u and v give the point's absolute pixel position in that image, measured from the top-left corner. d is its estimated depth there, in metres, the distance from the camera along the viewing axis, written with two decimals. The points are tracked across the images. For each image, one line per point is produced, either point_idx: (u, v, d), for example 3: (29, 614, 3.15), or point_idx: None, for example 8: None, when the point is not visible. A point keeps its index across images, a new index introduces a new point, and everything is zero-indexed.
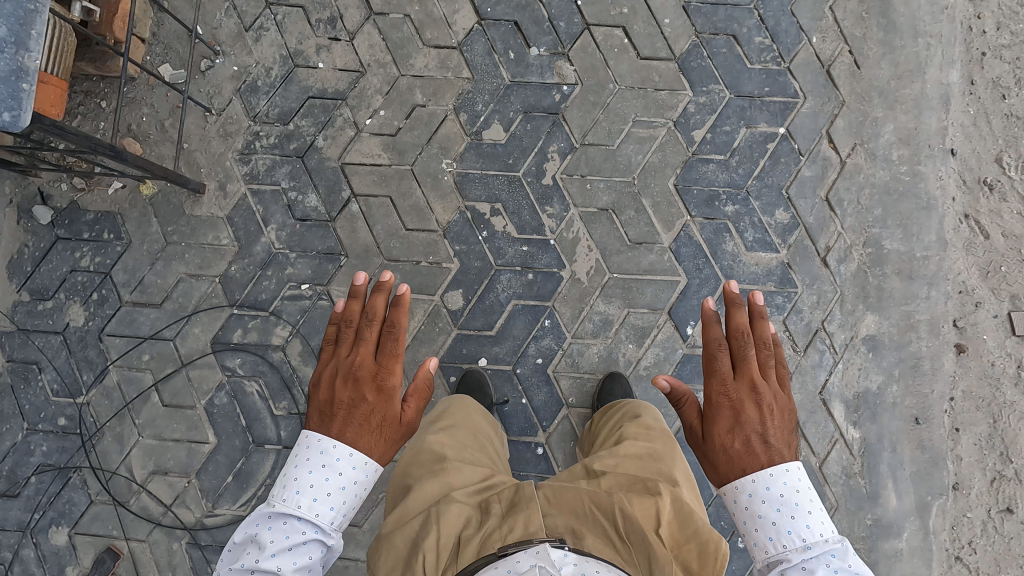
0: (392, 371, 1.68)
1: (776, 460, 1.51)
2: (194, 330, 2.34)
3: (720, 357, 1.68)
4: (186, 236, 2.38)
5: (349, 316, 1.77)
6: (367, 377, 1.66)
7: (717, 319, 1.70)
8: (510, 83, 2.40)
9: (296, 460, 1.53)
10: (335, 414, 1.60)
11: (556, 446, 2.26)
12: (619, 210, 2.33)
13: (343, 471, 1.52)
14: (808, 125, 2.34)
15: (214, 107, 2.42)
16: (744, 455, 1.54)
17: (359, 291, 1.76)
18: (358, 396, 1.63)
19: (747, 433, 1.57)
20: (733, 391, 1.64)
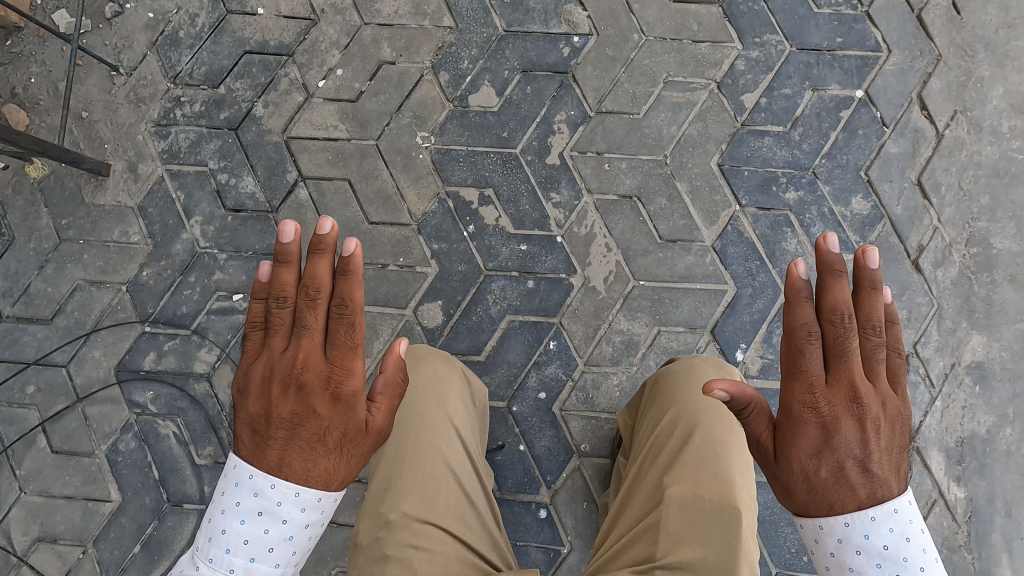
0: (350, 371, 1.05)
1: (881, 498, 0.96)
2: (93, 353, 1.81)
3: (807, 344, 1.05)
4: (85, 231, 1.84)
5: (281, 289, 1.08)
6: (316, 384, 1.04)
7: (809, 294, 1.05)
8: (505, 34, 1.85)
9: (222, 503, 0.97)
10: (269, 443, 1.01)
11: (565, 507, 1.72)
12: (647, 198, 1.78)
13: (288, 519, 0.97)
14: (894, 87, 1.80)
15: (122, 64, 1.87)
16: (832, 488, 0.99)
17: (289, 250, 1.07)
18: (304, 411, 1.02)
19: (839, 458, 1.00)
20: (824, 399, 1.03)
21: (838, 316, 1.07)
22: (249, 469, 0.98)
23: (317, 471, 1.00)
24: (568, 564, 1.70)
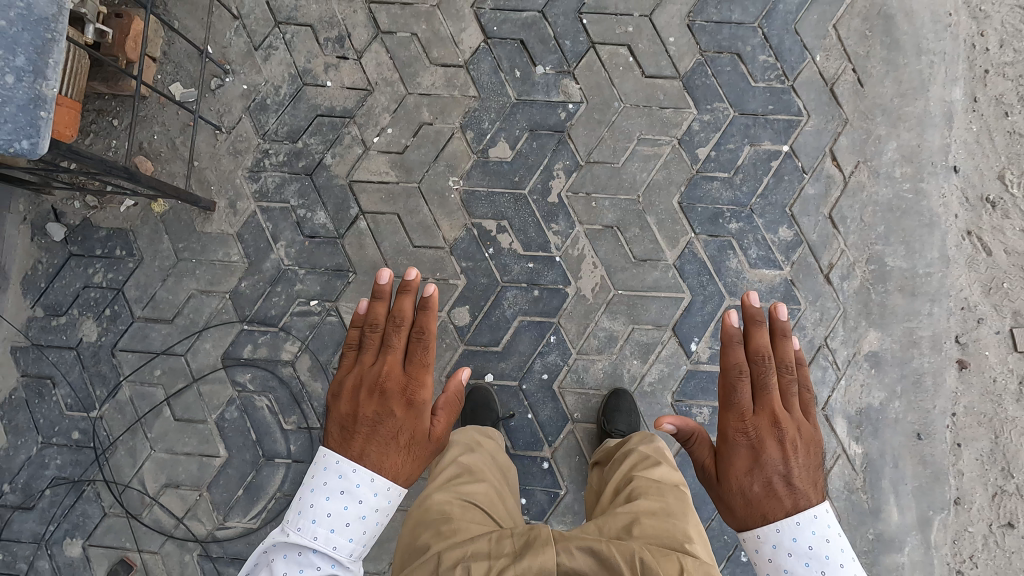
0: (422, 384, 1.53)
1: (801, 505, 1.41)
2: (205, 345, 2.38)
3: (738, 388, 1.57)
4: (196, 252, 2.42)
5: (374, 319, 1.63)
6: (395, 390, 1.50)
7: (737, 340, 1.62)
8: (516, 102, 2.42)
9: (312, 482, 1.40)
10: (355, 432, 1.45)
11: (562, 460, 2.29)
12: (624, 227, 2.35)
13: (363, 499, 1.39)
14: (812, 143, 2.37)
15: (223, 125, 2.45)
16: (764, 500, 1.43)
17: (382, 291, 1.64)
18: (383, 411, 1.47)
19: (768, 474, 1.45)
20: (752, 424, 1.52)
21: (760, 356, 1.61)
22: (336, 456, 1.42)
23: (388, 462, 1.42)
24: (565, 502, 2.27)
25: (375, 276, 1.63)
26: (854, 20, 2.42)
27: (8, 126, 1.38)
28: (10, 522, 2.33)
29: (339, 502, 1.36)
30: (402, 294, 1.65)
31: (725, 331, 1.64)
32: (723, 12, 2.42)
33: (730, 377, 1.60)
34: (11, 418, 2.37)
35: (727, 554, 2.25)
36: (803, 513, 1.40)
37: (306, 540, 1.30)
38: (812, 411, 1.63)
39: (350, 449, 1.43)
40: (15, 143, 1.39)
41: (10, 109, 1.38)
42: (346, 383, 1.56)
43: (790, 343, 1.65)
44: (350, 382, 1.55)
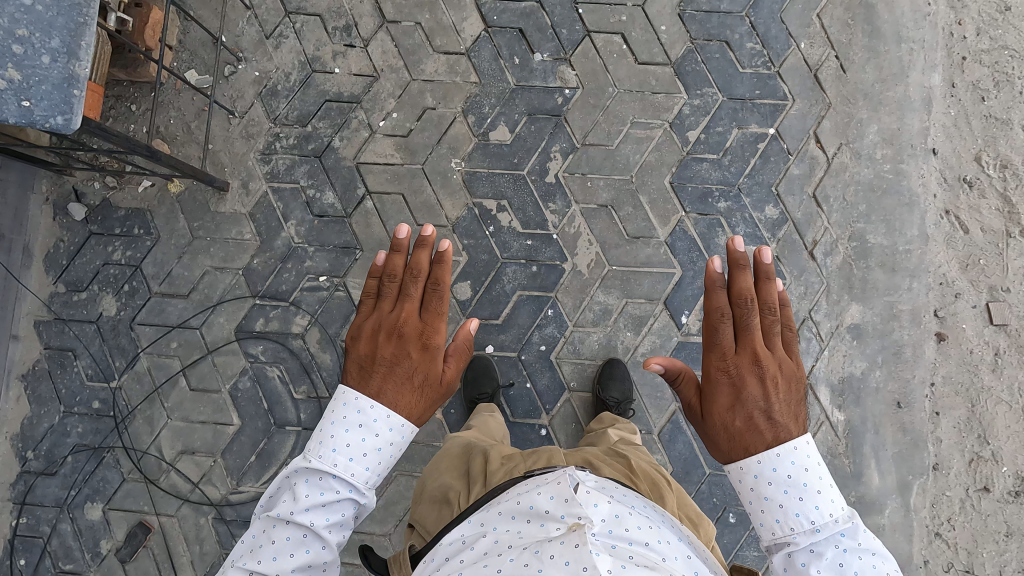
0: (437, 331, 1.63)
1: (783, 436, 1.46)
2: (219, 318, 2.50)
3: (721, 330, 1.65)
4: (211, 231, 2.54)
5: (392, 270, 1.72)
6: (412, 335, 1.60)
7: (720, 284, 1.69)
8: (516, 87, 2.54)
9: (333, 414, 1.43)
10: (374, 371, 1.52)
11: (559, 426, 2.41)
12: (618, 206, 2.47)
13: (380, 433, 1.43)
14: (796, 126, 2.49)
15: (236, 109, 2.57)
16: (746, 434, 1.49)
17: (401, 244, 1.73)
18: (401, 353, 1.57)
19: (749, 410, 1.52)
20: (734, 364, 1.61)
21: (744, 299, 1.68)
22: (356, 393, 1.46)
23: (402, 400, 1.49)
24: None
25: (394, 230, 1.71)
26: (837, 9, 2.54)
27: (45, 104, 1.44)
28: (34, 488, 2.44)
29: (357, 436, 1.41)
30: (419, 248, 1.73)
31: (709, 277, 1.70)
32: (712, 1, 2.54)
33: (713, 320, 1.68)
34: (34, 389, 2.48)
35: (717, 515, 2.36)
36: (784, 445, 1.44)
37: (326, 467, 1.37)
38: (795, 349, 1.69)
39: (370, 387, 1.50)
40: (51, 119, 1.44)
41: (46, 88, 1.44)
42: (364, 328, 1.64)
43: (773, 287, 1.71)
44: (369, 327, 1.63)
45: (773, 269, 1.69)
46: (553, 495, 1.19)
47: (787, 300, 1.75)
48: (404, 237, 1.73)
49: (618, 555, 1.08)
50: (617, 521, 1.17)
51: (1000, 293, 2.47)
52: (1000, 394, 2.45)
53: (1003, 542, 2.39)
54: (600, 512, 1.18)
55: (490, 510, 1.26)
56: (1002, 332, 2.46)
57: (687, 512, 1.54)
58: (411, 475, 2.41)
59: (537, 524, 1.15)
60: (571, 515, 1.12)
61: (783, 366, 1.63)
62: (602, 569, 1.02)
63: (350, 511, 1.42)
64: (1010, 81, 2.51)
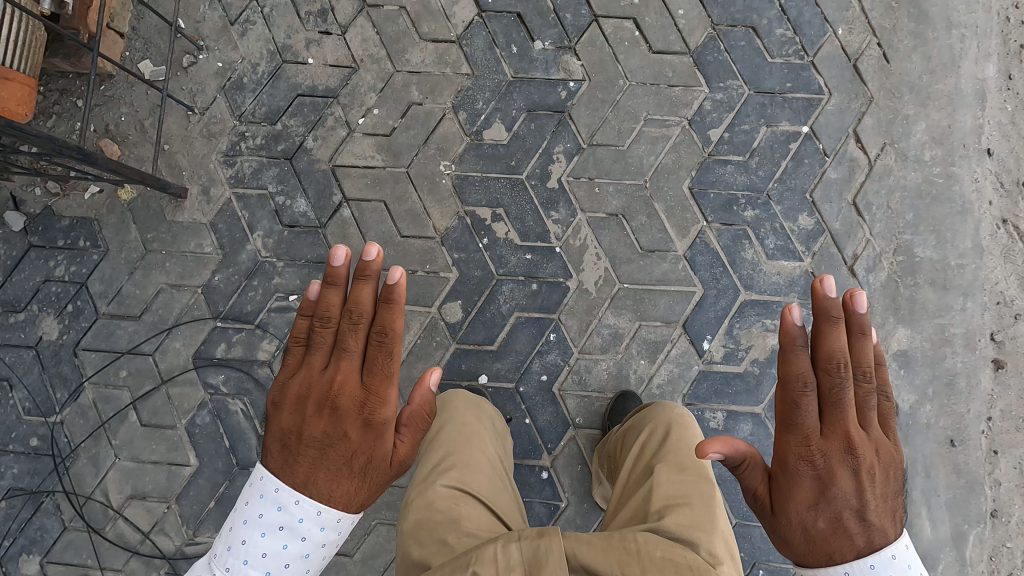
0: (382, 402, 1.47)
1: (875, 541, 1.35)
2: (174, 344, 2.19)
3: (804, 405, 1.49)
4: (167, 243, 2.23)
5: (325, 310, 1.54)
6: (349, 408, 1.46)
7: (801, 348, 1.51)
8: (513, 80, 2.24)
9: (245, 514, 1.42)
10: (300, 457, 1.43)
11: (563, 469, 2.10)
12: (630, 215, 2.16)
13: (306, 535, 1.41)
14: (834, 124, 2.18)
15: (196, 105, 2.26)
16: (830, 536, 1.38)
17: (336, 277, 1.54)
18: (334, 431, 1.44)
19: (836, 508, 1.39)
20: (820, 450, 1.45)
21: (832, 364, 1.51)
22: (276, 484, 1.42)
23: (340, 491, 1.42)
24: (566, 515, 2.08)
25: (329, 257, 1.52)
26: None
27: None
28: None
29: (277, 541, 1.38)
30: (357, 282, 1.52)
31: (788, 334, 1.53)
32: None
33: (793, 393, 1.51)
34: None
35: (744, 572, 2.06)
36: (880, 554, 1.34)
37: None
38: (889, 423, 1.55)
39: (296, 472, 1.43)
40: None
41: None
42: (292, 390, 1.51)
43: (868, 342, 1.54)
44: (298, 388, 1.51)
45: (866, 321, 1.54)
46: None
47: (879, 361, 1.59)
48: (340, 265, 1.52)
49: None
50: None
51: None
52: None
53: None
54: None
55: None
56: None
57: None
58: (393, 525, 2.10)
59: None
60: None
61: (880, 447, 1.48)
62: None
63: None
64: None
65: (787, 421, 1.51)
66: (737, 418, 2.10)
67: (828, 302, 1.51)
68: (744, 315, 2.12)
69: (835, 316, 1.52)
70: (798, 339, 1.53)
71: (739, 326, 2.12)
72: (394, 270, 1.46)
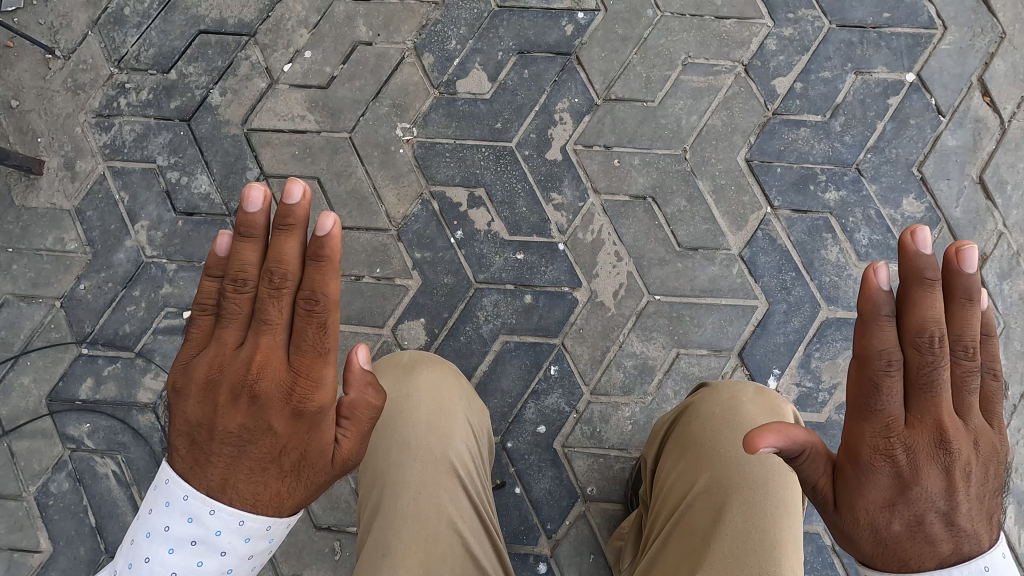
0: (317, 384, 0.83)
1: (969, 555, 0.73)
2: (22, 380, 1.56)
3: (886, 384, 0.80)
4: (15, 238, 1.59)
5: (241, 269, 0.86)
6: (273, 395, 0.83)
7: (885, 316, 0.80)
8: (498, 11, 1.61)
9: (147, 524, 0.77)
10: (212, 456, 0.80)
11: (569, 560, 1.46)
12: (663, 198, 1.53)
13: (229, 552, 0.77)
14: (950, 69, 1.54)
15: (59, 46, 1.63)
16: (906, 544, 0.76)
17: (254, 223, 0.84)
18: (256, 424, 0.82)
19: (919, 510, 0.76)
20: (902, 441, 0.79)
21: (926, 340, 0.79)
22: (185, 488, 0.78)
23: (267, 496, 0.81)
24: None
25: (247, 199, 0.82)
26: None
27: None
28: None
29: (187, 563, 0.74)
30: (280, 229, 0.84)
31: (867, 300, 0.80)
32: None
33: (869, 373, 0.81)
34: None
35: None
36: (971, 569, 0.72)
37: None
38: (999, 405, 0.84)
39: (208, 481, 0.79)
40: None
41: None
42: (197, 370, 0.85)
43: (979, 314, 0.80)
44: (205, 368, 0.84)
45: (975, 284, 0.80)
46: None
47: (990, 322, 0.85)
48: (261, 210, 0.84)
49: None
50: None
51: None
52: None
53: None
54: None
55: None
56: None
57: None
58: None
59: None
60: None
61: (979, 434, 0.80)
62: None
63: None
64: None
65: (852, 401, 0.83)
66: None
67: (923, 259, 0.77)
68: (827, 341, 1.49)
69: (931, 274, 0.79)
70: (885, 306, 0.80)
71: (820, 355, 1.49)
72: (328, 215, 0.80)
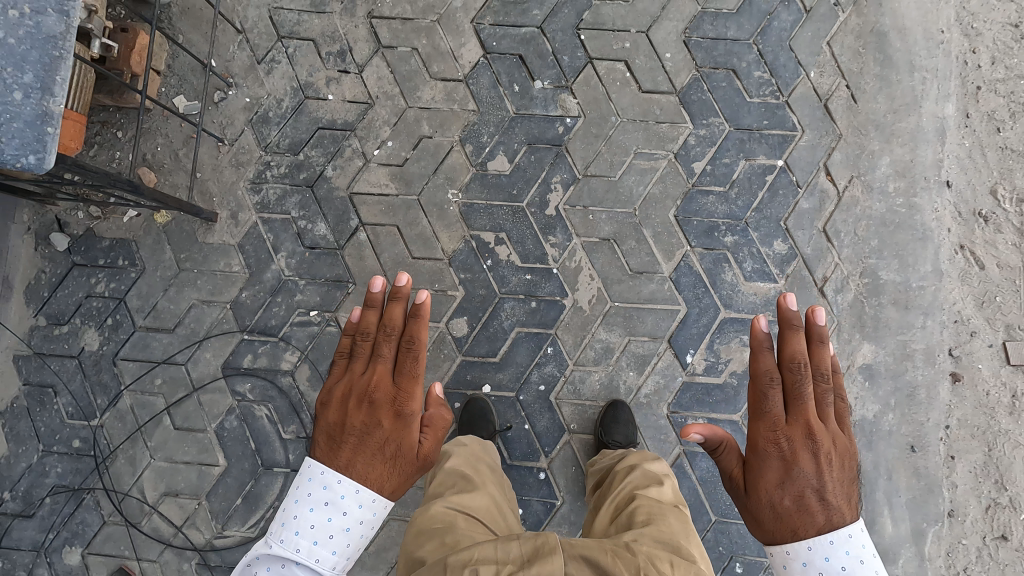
0: (410, 396, 1.57)
1: (834, 521, 1.46)
2: (205, 354, 2.41)
3: (772, 398, 1.61)
4: (198, 263, 2.44)
5: (366, 328, 1.69)
6: (384, 401, 1.55)
7: (768, 346, 1.64)
8: (515, 116, 2.46)
9: (297, 494, 1.50)
10: (342, 445, 1.51)
11: (559, 470, 2.31)
12: (621, 240, 2.38)
13: (347, 511, 1.46)
14: (806, 158, 2.40)
15: (226, 137, 2.48)
16: (795, 513, 1.48)
17: (375, 298, 1.70)
18: (371, 421, 1.52)
19: (800, 487, 1.49)
20: (786, 436, 1.55)
21: (796, 367, 1.63)
22: (322, 467, 1.49)
23: (374, 474, 1.47)
24: (561, 512, 2.29)
25: (369, 284, 1.69)
26: (848, 37, 2.45)
27: (15, 142, 1.35)
28: (11, 530, 2.35)
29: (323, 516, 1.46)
30: (392, 301, 1.69)
31: (755, 337, 1.66)
32: (719, 28, 2.46)
33: (762, 388, 1.63)
34: (12, 426, 2.39)
35: (723, 565, 2.26)
36: (838, 531, 1.45)
37: (288, 552, 1.44)
38: (845, 423, 1.65)
39: (339, 460, 1.49)
40: (23, 159, 1.36)
41: (17, 125, 1.35)
42: (336, 391, 1.61)
43: (826, 351, 1.67)
44: (340, 390, 1.61)
45: (824, 333, 1.68)
46: None
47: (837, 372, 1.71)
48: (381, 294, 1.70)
49: None
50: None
51: (1017, 332, 2.37)
52: (1019, 438, 2.35)
53: None
54: None
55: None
56: (1020, 373, 2.36)
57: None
58: (404, 521, 2.30)
59: None
60: None
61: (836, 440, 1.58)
62: None
63: None
64: None
65: (758, 409, 1.63)
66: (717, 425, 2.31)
67: (790, 311, 1.64)
68: (724, 332, 2.34)
69: (795, 325, 1.66)
70: (768, 344, 1.65)
71: (719, 341, 2.34)
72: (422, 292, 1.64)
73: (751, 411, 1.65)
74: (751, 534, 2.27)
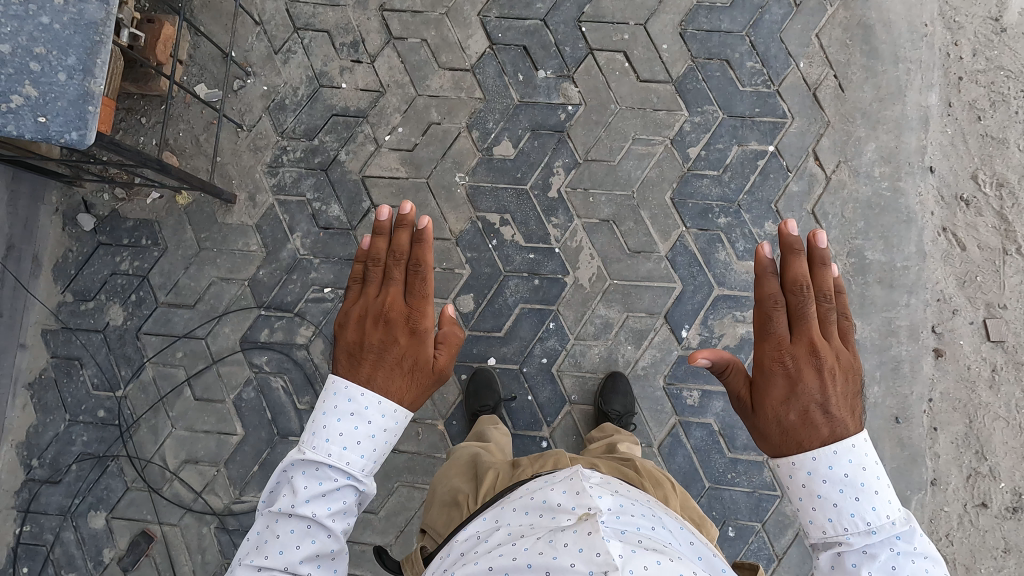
0: (424, 316, 1.48)
1: (839, 433, 1.30)
2: (224, 329, 2.53)
3: (775, 317, 1.46)
4: (218, 242, 2.57)
5: (375, 254, 1.56)
6: (399, 320, 1.47)
7: (773, 270, 1.48)
8: (520, 103, 2.59)
9: (323, 406, 1.33)
10: (363, 359, 1.41)
11: (560, 439, 2.43)
12: (619, 221, 2.51)
13: (372, 421, 1.33)
14: (795, 144, 2.53)
15: (245, 123, 2.62)
16: (800, 428, 1.34)
17: (383, 226, 1.56)
18: (389, 339, 1.44)
19: (804, 403, 1.36)
20: (790, 354, 1.42)
21: (801, 288, 1.47)
22: (343, 381, 1.35)
23: (394, 389, 1.38)
24: None
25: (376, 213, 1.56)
26: (835, 30, 2.58)
27: (60, 120, 1.42)
28: (38, 495, 2.46)
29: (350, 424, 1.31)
30: (399, 227, 1.56)
31: (760, 258, 1.50)
32: (713, 21, 2.59)
33: (767, 310, 1.48)
34: (41, 397, 2.51)
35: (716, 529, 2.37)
36: (842, 442, 1.28)
37: (321, 458, 1.28)
38: (852, 339, 1.50)
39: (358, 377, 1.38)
40: (66, 135, 1.42)
41: (62, 104, 1.42)
42: (351, 315, 1.51)
43: (832, 270, 1.51)
44: (356, 314, 1.51)
45: (828, 254, 1.49)
46: (565, 490, 1.21)
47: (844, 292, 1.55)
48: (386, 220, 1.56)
49: (627, 539, 1.08)
50: (623, 509, 1.18)
51: (997, 310, 2.49)
52: (998, 410, 2.46)
53: (1002, 558, 2.40)
54: (605, 502, 1.19)
55: (504, 506, 1.26)
56: (999, 348, 2.48)
57: (690, 515, 1.53)
58: (413, 486, 2.42)
59: (549, 516, 1.15)
60: (581, 506, 1.14)
61: (841, 358, 1.44)
62: (615, 555, 1.01)
63: (351, 498, 1.32)
64: (1006, 101, 2.54)
65: (762, 331, 1.48)
66: (710, 396, 2.44)
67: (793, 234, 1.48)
68: (718, 308, 2.47)
69: (800, 246, 1.50)
70: (773, 265, 1.49)
71: (713, 316, 2.46)
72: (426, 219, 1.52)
73: (755, 333, 1.51)
74: (743, 500, 2.39)
